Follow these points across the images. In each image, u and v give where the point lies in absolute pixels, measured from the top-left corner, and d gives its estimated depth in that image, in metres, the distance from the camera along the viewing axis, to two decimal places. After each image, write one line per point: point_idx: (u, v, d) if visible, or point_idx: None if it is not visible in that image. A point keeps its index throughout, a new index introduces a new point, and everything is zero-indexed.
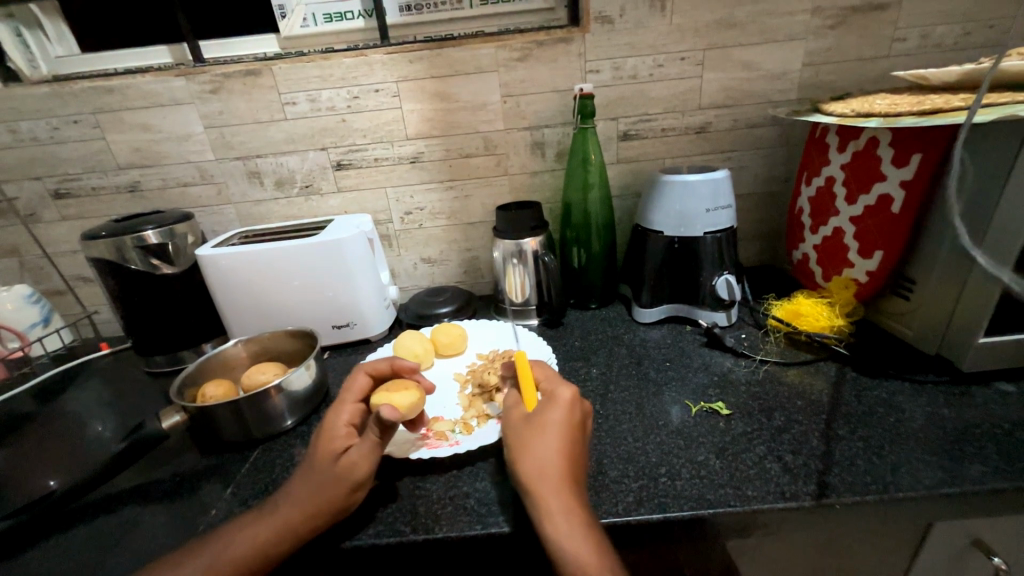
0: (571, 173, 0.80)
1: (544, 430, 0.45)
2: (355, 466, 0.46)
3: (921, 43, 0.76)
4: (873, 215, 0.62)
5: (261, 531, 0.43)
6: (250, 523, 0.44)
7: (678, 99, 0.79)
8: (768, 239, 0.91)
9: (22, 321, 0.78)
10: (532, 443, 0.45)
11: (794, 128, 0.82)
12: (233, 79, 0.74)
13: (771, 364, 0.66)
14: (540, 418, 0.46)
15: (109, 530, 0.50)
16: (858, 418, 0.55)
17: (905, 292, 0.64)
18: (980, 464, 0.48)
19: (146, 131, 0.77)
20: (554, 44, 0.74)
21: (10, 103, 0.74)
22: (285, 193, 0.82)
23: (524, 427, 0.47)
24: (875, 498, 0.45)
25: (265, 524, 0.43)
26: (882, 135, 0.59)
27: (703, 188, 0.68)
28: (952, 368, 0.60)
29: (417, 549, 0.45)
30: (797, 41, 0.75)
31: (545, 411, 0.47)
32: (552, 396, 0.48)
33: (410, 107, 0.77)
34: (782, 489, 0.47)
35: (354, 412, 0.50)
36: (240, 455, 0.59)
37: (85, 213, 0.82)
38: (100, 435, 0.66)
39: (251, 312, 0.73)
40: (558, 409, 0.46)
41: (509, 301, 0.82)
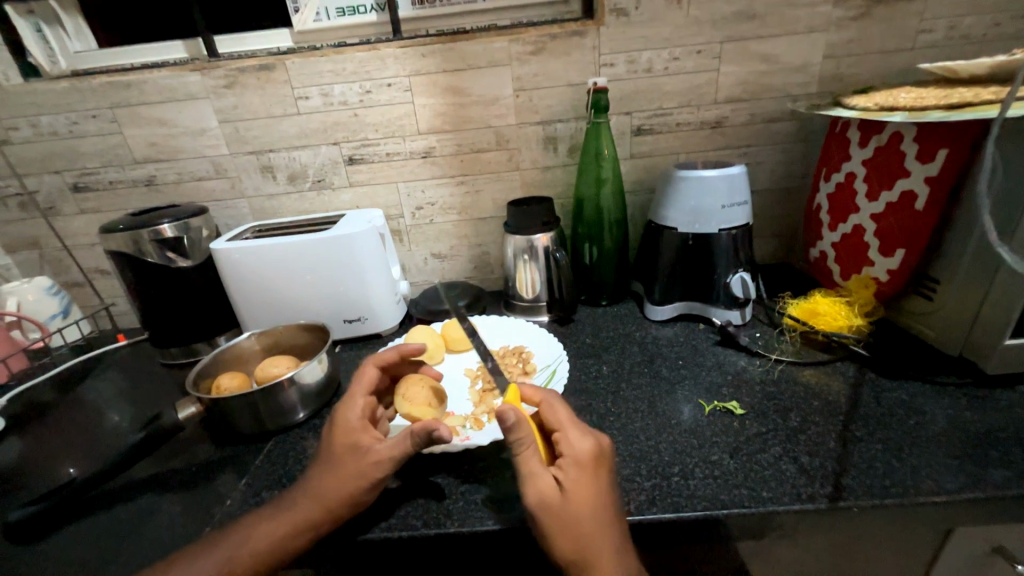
0: (584, 168, 0.79)
1: (584, 502, 0.40)
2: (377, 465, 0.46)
3: (948, 34, 0.73)
4: (895, 212, 0.60)
5: (277, 524, 0.44)
6: (266, 517, 0.45)
7: (693, 93, 0.77)
8: (784, 235, 0.90)
9: (42, 313, 0.80)
10: (576, 520, 0.40)
11: (813, 123, 0.80)
12: (247, 73, 0.74)
13: (787, 364, 0.65)
14: (576, 489, 0.41)
15: (127, 518, 0.51)
16: (877, 420, 0.54)
17: (928, 291, 0.62)
18: (1004, 469, 0.46)
19: (162, 126, 0.77)
20: (568, 37, 0.73)
21: (30, 98, 0.75)
22: (297, 187, 0.83)
23: (562, 503, 0.40)
24: (895, 502, 0.44)
25: (283, 518, 0.44)
26: (906, 130, 0.57)
27: (719, 184, 0.66)
28: (976, 370, 0.59)
29: (429, 543, 0.46)
30: (817, 33, 0.73)
31: (578, 477, 0.42)
32: (580, 459, 0.42)
33: (422, 101, 0.77)
34: (798, 491, 0.46)
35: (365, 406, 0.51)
36: (254, 447, 0.59)
37: (102, 207, 0.83)
38: (117, 425, 0.67)
39: (264, 305, 0.73)
40: (590, 473, 0.42)
41: (519, 297, 0.81)
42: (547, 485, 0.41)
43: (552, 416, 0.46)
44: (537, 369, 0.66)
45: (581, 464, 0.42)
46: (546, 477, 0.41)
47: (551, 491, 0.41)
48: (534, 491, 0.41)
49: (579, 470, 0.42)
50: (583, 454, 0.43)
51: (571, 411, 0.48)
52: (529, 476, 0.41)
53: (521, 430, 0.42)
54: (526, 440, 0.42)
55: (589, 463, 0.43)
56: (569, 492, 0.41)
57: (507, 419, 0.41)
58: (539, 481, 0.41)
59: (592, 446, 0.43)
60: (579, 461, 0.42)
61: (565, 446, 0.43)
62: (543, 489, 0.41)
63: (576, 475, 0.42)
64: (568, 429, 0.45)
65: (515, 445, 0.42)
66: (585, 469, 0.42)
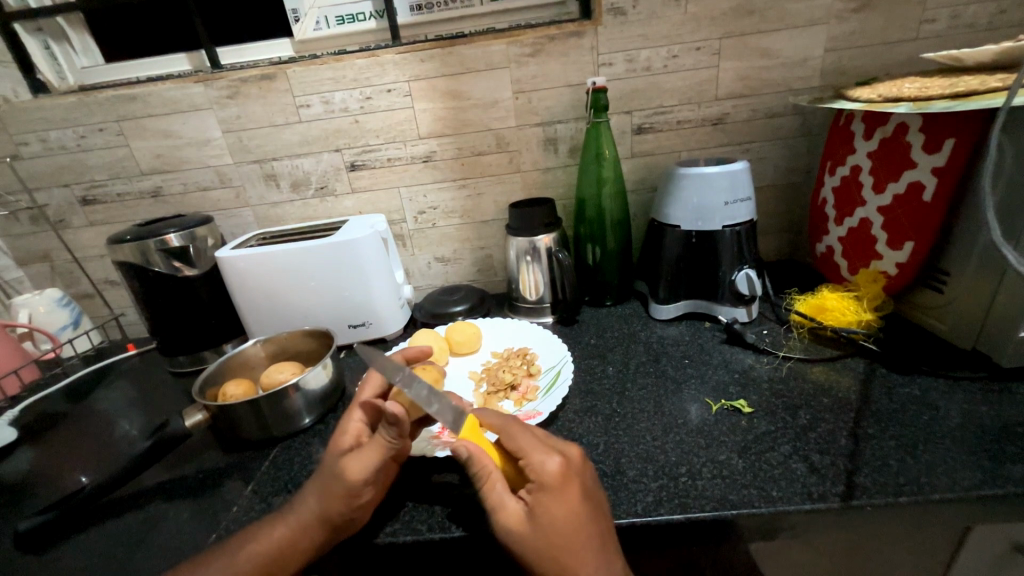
0: (585, 168, 0.78)
1: (558, 525, 0.38)
2: (351, 470, 0.44)
3: (952, 24, 0.72)
4: (903, 204, 0.59)
5: (282, 539, 0.43)
6: (271, 528, 0.45)
7: (693, 90, 0.77)
8: (790, 231, 0.89)
9: (53, 324, 0.81)
10: (554, 545, 0.38)
11: (817, 117, 0.79)
12: (249, 83, 0.75)
13: (795, 361, 0.64)
14: (548, 513, 0.39)
15: (136, 526, 0.51)
16: (890, 416, 0.53)
17: (938, 285, 0.61)
18: (1022, 465, 0.45)
19: (167, 138, 0.78)
20: (566, 37, 0.73)
21: (39, 113, 0.76)
22: (301, 194, 0.83)
23: (533, 531, 0.38)
24: (910, 500, 0.43)
25: (286, 533, 0.44)
26: (912, 120, 0.56)
27: (721, 180, 0.66)
28: (990, 363, 0.57)
29: (434, 547, 0.45)
30: (818, 26, 0.73)
31: (547, 500, 0.39)
32: (547, 483, 0.40)
33: (422, 106, 0.77)
34: (809, 490, 0.45)
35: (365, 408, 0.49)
36: (259, 453, 0.60)
37: (111, 218, 0.85)
38: (127, 433, 0.68)
39: (269, 312, 0.74)
40: (562, 494, 0.39)
41: (523, 299, 0.81)
42: (515, 516, 0.39)
43: (515, 442, 0.42)
44: (541, 371, 0.65)
45: (548, 488, 0.40)
46: (513, 509, 0.39)
47: (519, 523, 0.39)
48: (501, 525, 0.39)
49: (549, 493, 0.39)
50: (551, 476, 0.40)
51: (531, 431, 0.44)
52: (495, 510, 0.39)
53: (479, 462, 0.41)
54: (486, 472, 0.40)
55: (559, 485, 0.40)
56: (539, 517, 0.39)
57: (462, 455, 0.41)
58: (505, 514, 0.39)
59: (561, 464, 0.41)
60: (546, 483, 0.40)
61: (531, 467, 0.41)
62: (510, 520, 0.39)
63: (545, 498, 0.39)
64: (534, 452, 0.41)
65: (476, 478, 0.41)
66: (554, 491, 0.39)
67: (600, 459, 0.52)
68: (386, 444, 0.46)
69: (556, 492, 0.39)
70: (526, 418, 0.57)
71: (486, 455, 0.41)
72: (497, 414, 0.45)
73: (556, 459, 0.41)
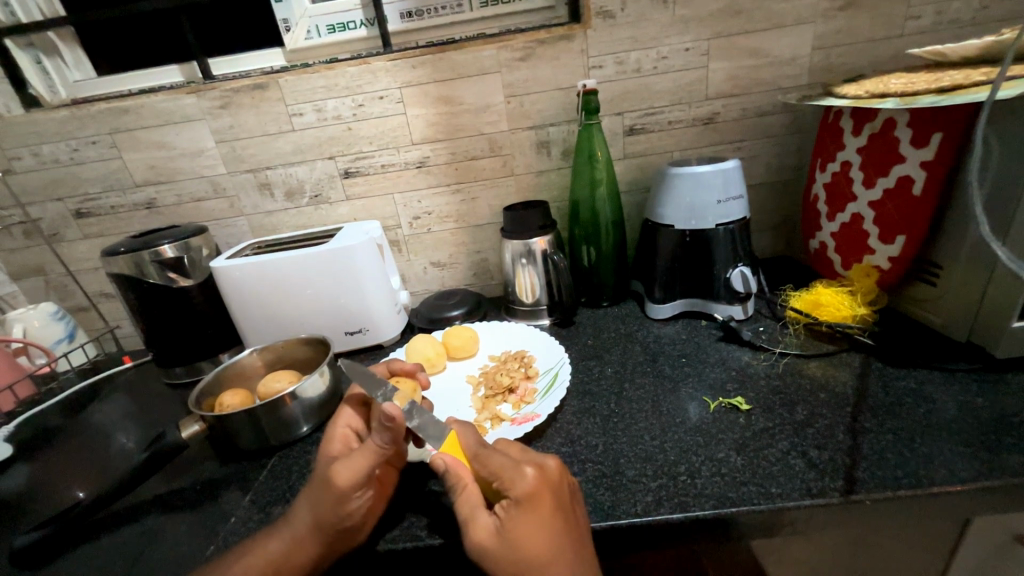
0: (578, 171, 0.79)
1: (529, 542, 0.38)
2: (340, 477, 0.44)
3: (937, 20, 0.73)
4: (893, 198, 0.59)
5: (274, 555, 0.44)
6: (265, 542, 0.45)
7: (683, 91, 0.77)
8: (783, 229, 0.89)
9: (47, 337, 0.81)
10: (523, 563, 0.37)
11: (807, 114, 0.80)
12: (241, 93, 0.75)
13: (791, 357, 0.64)
14: (519, 529, 0.39)
15: (133, 539, 0.51)
16: (886, 410, 0.53)
17: (931, 278, 0.61)
18: (1019, 455, 0.45)
19: (160, 149, 0.79)
20: (556, 41, 0.74)
21: (31, 128, 0.76)
22: (295, 203, 0.83)
23: (503, 548, 0.38)
24: (908, 493, 0.43)
25: (280, 548, 0.44)
26: (899, 116, 0.57)
27: (713, 179, 0.66)
28: (985, 355, 0.57)
29: (434, 553, 0.45)
30: (805, 24, 0.74)
31: (519, 515, 0.39)
32: (519, 499, 0.39)
33: (415, 112, 0.77)
34: (808, 485, 0.45)
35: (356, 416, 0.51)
36: (258, 463, 0.59)
37: (105, 231, 0.84)
38: (124, 446, 0.67)
39: (265, 321, 0.74)
40: (534, 510, 0.39)
41: (519, 301, 0.81)
42: (487, 531, 0.39)
43: (489, 462, 0.42)
44: (539, 373, 0.65)
45: (521, 503, 0.39)
46: (484, 524, 0.40)
47: (489, 537, 0.39)
48: (471, 540, 0.39)
49: (521, 508, 0.39)
50: (523, 492, 0.39)
51: (509, 453, 0.43)
52: (465, 525, 0.40)
53: (455, 474, 0.42)
54: (462, 485, 0.41)
55: (531, 501, 0.39)
56: (510, 533, 0.39)
57: (439, 468, 0.42)
58: (476, 530, 0.40)
59: (533, 478, 0.40)
60: (518, 499, 0.39)
61: (504, 484, 0.40)
62: (479, 535, 0.39)
63: (517, 514, 0.39)
64: (506, 471, 0.41)
65: (452, 491, 0.42)
66: (526, 506, 0.39)
67: (600, 459, 0.52)
68: (376, 449, 0.45)
69: (525, 509, 0.39)
70: (524, 421, 0.57)
71: (460, 468, 0.42)
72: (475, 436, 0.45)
73: (530, 476, 0.40)
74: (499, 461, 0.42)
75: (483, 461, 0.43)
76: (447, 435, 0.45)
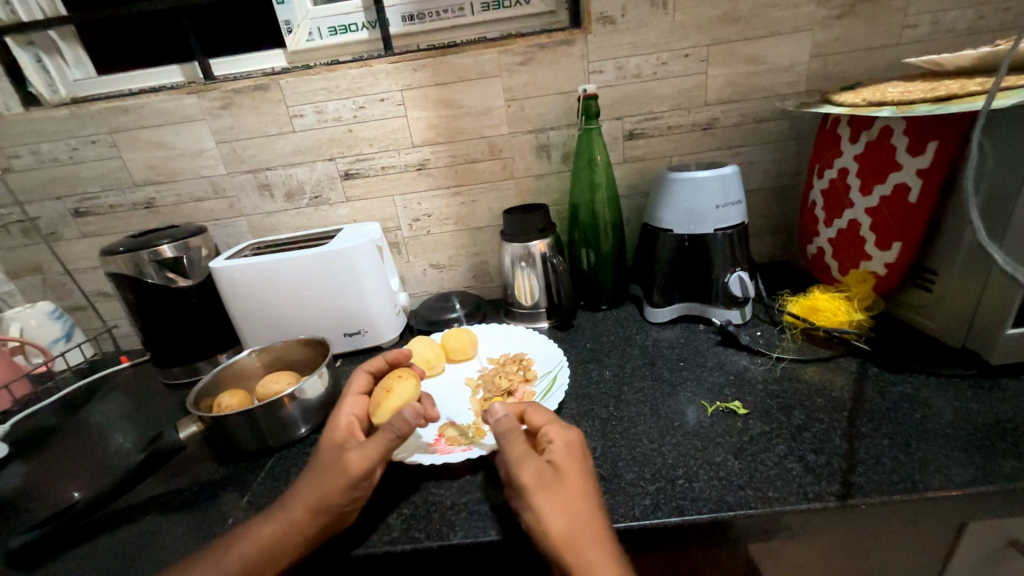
0: (577, 175, 0.79)
1: (575, 478, 0.42)
2: (353, 464, 0.45)
3: (933, 29, 0.74)
4: (889, 205, 0.60)
5: (273, 535, 0.44)
6: (260, 525, 0.45)
7: (682, 97, 0.78)
8: (781, 234, 0.90)
9: (44, 337, 0.81)
10: (571, 494, 0.41)
11: (805, 120, 0.81)
12: (242, 94, 0.75)
13: (789, 362, 0.64)
14: (568, 466, 0.43)
15: (130, 540, 0.51)
16: (882, 415, 0.53)
17: (926, 284, 0.62)
18: (1013, 460, 0.46)
19: (160, 149, 0.79)
20: (557, 46, 0.74)
21: (31, 127, 0.76)
22: (295, 204, 0.84)
23: (553, 481, 0.41)
24: (904, 498, 0.44)
25: (278, 530, 0.44)
26: (896, 124, 0.57)
27: (712, 184, 0.67)
28: (980, 361, 0.58)
29: (434, 555, 0.45)
30: (803, 32, 0.74)
31: (568, 456, 0.44)
32: (568, 442, 0.45)
33: (415, 115, 0.78)
34: (805, 490, 0.45)
35: (360, 405, 0.52)
36: (256, 464, 0.59)
37: (103, 230, 0.84)
38: (121, 446, 0.67)
39: (263, 322, 0.74)
40: (580, 454, 0.44)
41: (518, 304, 0.81)
42: (539, 465, 0.42)
43: (535, 415, 0.48)
44: (538, 376, 0.66)
45: (570, 446, 0.45)
46: (536, 460, 0.43)
47: (543, 470, 0.42)
48: (523, 471, 0.42)
49: (570, 450, 0.44)
50: (573, 437, 0.45)
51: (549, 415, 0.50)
52: (518, 460, 0.43)
53: (510, 421, 0.45)
54: (515, 430, 0.45)
55: (579, 448, 0.45)
56: (560, 470, 0.42)
57: (496, 415, 0.47)
58: (530, 464, 0.42)
59: (577, 433, 0.46)
60: (569, 443, 0.45)
61: (552, 432, 0.46)
62: (534, 468, 0.42)
63: (565, 455, 0.44)
64: (552, 424, 0.47)
65: (503, 436, 0.45)
66: (574, 450, 0.44)
67: (598, 462, 0.52)
68: (390, 440, 0.46)
69: (571, 452, 0.44)
70: None
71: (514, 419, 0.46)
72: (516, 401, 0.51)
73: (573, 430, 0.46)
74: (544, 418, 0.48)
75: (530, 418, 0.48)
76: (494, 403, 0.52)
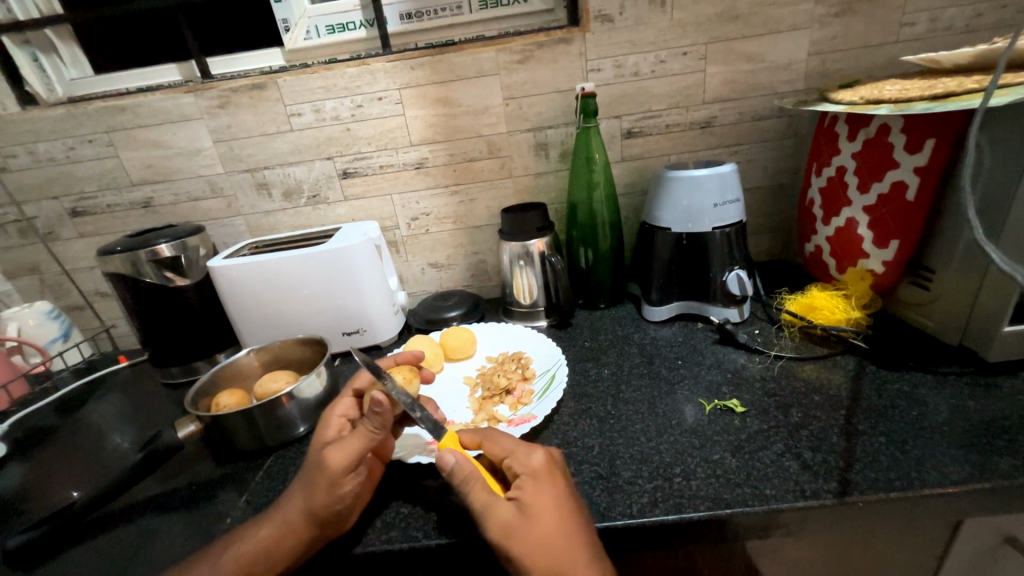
0: (575, 173, 0.79)
1: (548, 513, 0.40)
2: (333, 461, 0.45)
3: (931, 27, 0.74)
4: (887, 203, 0.60)
5: (268, 539, 0.44)
6: (257, 528, 0.45)
7: (680, 95, 0.78)
8: (779, 232, 0.90)
9: (41, 337, 0.80)
10: (547, 534, 0.38)
11: (803, 119, 0.81)
12: (240, 93, 0.75)
13: (786, 360, 0.65)
14: (539, 501, 0.40)
15: (128, 539, 0.51)
16: (879, 412, 0.53)
17: (923, 282, 0.62)
18: (1010, 457, 0.46)
19: (157, 148, 0.78)
20: (555, 44, 0.74)
21: (28, 126, 0.76)
22: (293, 203, 0.83)
23: (526, 524, 0.39)
24: (901, 495, 0.44)
25: (272, 535, 0.44)
26: (893, 122, 0.58)
27: (711, 183, 0.67)
28: (976, 358, 0.58)
29: (431, 554, 0.45)
30: (801, 30, 0.74)
31: (536, 489, 0.41)
32: (535, 473, 0.42)
33: (413, 113, 0.77)
34: (802, 487, 0.45)
35: (352, 406, 0.51)
36: (254, 463, 0.59)
37: (101, 229, 0.84)
38: (119, 446, 0.67)
39: (262, 321, 0.74)
40: (550, 484, 0.42)
41: (517, 303, 0.81)
42: (509, 511, 0.40)
43: (497, 445, 0.45)
44: (536, 374, 0.66)
45: (536, 477, 0.42)
46: (504, 505, 0.40)
47: (512, 515, 0.39)
48: (493, 523, 0.39)
49: (537, 482, 0.42)
50: (538, 467, 0.42)
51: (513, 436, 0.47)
52: (485, 511, 0.40)
53: (465, 468, 0.41)
54: (474, 475, 0.41)
55: (546, 477, 0.42)
56: (531, 508, 0.40)
57: (449, 463, 0.41)
58: (497, 512, 0.39)
59: (544, 457, 0.43)
60: (534, 473, 0.42)
61: (516, 464, 0.43)
62: (502, 515, 0.39)
63: (534, 487, 0.41)
64: (516, 451, 0.44)
65: (462, 486, 0.41)
66: (542, 480, 0.42)
67: (597, 460, 0.52)
68: (369, 434, 0.46)
69: (540, 483, 0.41)
70: (521, 422, 0.57)
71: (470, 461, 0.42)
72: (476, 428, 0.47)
73: (539, 455, 0.44)
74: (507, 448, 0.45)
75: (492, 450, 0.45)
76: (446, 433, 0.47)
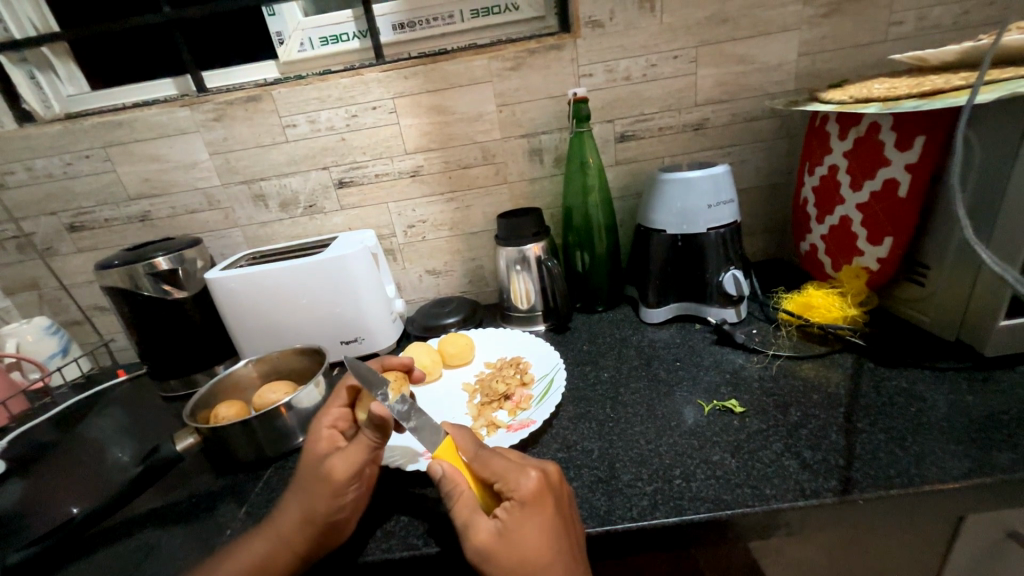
0: (569, 178, 0.80)
1: (530, 542, 0.39)
2: (337, 470, 0.45)
3: (919, 25, 0.75)
4: (880, 200, 0.60)
5: (265, 551, 0.44)
6: (253, 542, 0.46)
7: (672, 98, 0.79)
8: (775, 232, 0.90)
9: (41, 352, 0.81)
10: (524, 564, 0.38)
11: (795, 119, 0.81)
12: (235, 106, 0.76)
13: (785, 359, 0.65)
14: (523, 530, 0.39)
15: (128, 553, 0.51)
16: (878, 409, 0.53)
17: (919, 278, 0.62)
18: (1010, 452, 0.46)
19: (154, 162, 0.79)
20: (547, 51, 0.75)
21: (25, 143, 0.77)
22: (290, 213, 0.84)
23: (505, 549, 0.38)
24: (901, 492, 0.44)
25: (269, 547, 0.44)
26: (883, 120, 0.58)
27: (704, 184, 0.67)
28: (974, 353, 0.58)
29: (431, 562, 0.45)
30: (790, 31, 0.75)
31: (522, 516, 0.39)
32: (524, 499, 0.40)
33: (407, 122, 0.78)
34: (803, 487, 0.45)
35: (343, 415, 0.50)
36: (253, 474, 0.59)
37: (99, 244, 0.84)
38: (119, 460, 0.67)
39: (261, 332, 0.74)
40: (538, 510, 0.40)
41: (515, 308, 0.81)
42: (489, 533, 0.39)
43: (490, 465, 0.42)
44: (535, 379, 0.66)
45: (525, 504, 0.40)
46: (484, 526, 0.39)
47: (491, 539, 0.39)
48: (471, 542, 0.39)
49: (524, 510, 0.40)
50: (527, 493, 0.40)
51: (508, 455, 0.44)
52: (464, 530, 0.40)
53: (451, 480, 0.41)
54: (459, 491, 0.41)
55: (536, 502, 0.40)
56: (512, 535, 0.39)
57: (436, 474, 0.41)
58: (476, 533, 0.39)
59: (538, 480, 0.41)
60: (523, 500, 0.40)
61: (507, 486, 0.41)
62: (479, 538, 0.39)
63: (521, 515, 0.39)
64: (508, 474, 0.41)
65: (447, 498, 0.41)
66: (530, 507, 0.40)
67: (596, 464, 0.52)
68: (370, 442, 0.47)
69: (527, 510, 0.40)
70: (520, 427, 0.57)
71: (459, 475, 0.41)
72: (472, 439, 0.45)
73: (534, 476, 0.41)
74: (500, 471, 0.42)
75: (484, 468, 0.43)
76: (444, 440, 0.44)
